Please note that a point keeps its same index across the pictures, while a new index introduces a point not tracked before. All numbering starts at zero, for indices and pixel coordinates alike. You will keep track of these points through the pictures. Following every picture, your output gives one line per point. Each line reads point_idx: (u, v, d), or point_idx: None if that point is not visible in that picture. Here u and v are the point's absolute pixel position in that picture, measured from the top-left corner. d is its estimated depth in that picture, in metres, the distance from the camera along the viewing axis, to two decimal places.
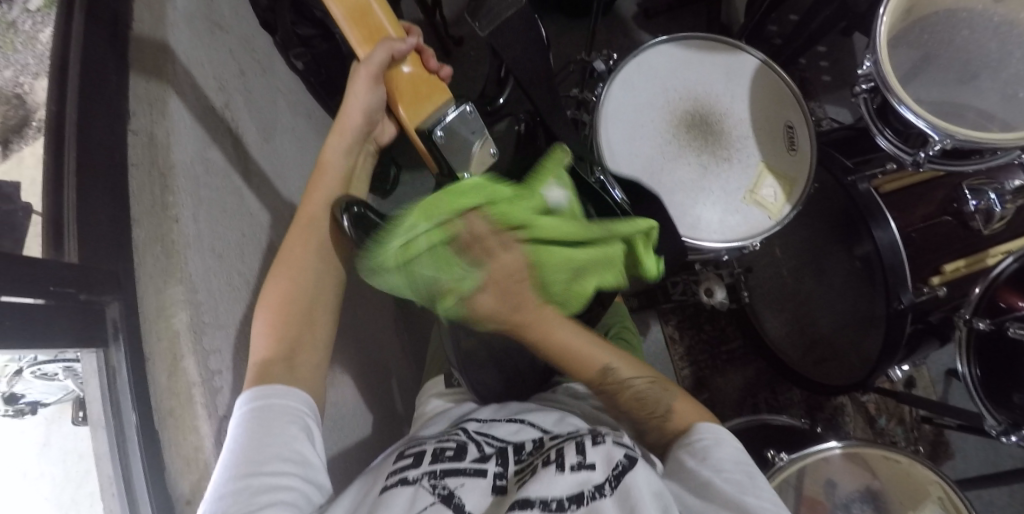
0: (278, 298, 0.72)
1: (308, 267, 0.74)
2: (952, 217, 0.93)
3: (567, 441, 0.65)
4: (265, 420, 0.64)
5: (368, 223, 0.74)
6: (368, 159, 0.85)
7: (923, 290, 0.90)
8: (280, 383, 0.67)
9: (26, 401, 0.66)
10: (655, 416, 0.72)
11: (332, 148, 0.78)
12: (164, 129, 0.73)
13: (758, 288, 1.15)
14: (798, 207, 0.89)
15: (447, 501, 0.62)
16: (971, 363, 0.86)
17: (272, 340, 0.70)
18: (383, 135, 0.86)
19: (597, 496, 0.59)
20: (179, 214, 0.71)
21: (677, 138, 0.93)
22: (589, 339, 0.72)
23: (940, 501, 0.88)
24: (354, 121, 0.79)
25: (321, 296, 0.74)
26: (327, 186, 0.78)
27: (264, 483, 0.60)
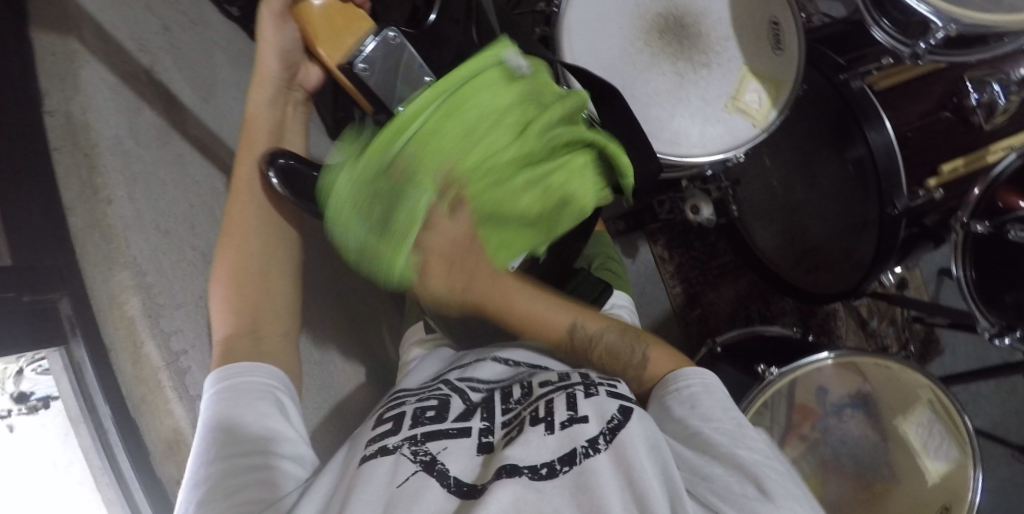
0: (234, 275, 0.67)
1: (256, 242, 0.69)
2: (952, 113, 0.87)
3: (557, 394, 0.61)
4: (228, 403, 0.60)
5: (297, 174, 0.68)
6: (299, 110, 0.76)
7: (918, 194, 0.86)
8: (244, 362, 0.63)
9: (37, 397, 0.63)
10: (632, 364, 0.69)
11: (256, 104, 0.72)
12: (80, 104, 0.66)
13: (747, 201, 1.09)
14: (783, 112, 0.84)
15: (430, 468, 0.55)
16: (966, 266, 0.85)
17: (233, 317, 0.66)
18: (308, 79, 0.76)
19: (591, 453, 0.54)
20: (112, 196, 0.66)
21: (649, 46, 0.85)
22: (551, 301, 0.71)
23: (930, 403, 0.89)
24: (271, 71, 0.71)
25: (273, 270, 0.70)
26: (257, 142, 0.71)
27: (234, 468, 0.56)
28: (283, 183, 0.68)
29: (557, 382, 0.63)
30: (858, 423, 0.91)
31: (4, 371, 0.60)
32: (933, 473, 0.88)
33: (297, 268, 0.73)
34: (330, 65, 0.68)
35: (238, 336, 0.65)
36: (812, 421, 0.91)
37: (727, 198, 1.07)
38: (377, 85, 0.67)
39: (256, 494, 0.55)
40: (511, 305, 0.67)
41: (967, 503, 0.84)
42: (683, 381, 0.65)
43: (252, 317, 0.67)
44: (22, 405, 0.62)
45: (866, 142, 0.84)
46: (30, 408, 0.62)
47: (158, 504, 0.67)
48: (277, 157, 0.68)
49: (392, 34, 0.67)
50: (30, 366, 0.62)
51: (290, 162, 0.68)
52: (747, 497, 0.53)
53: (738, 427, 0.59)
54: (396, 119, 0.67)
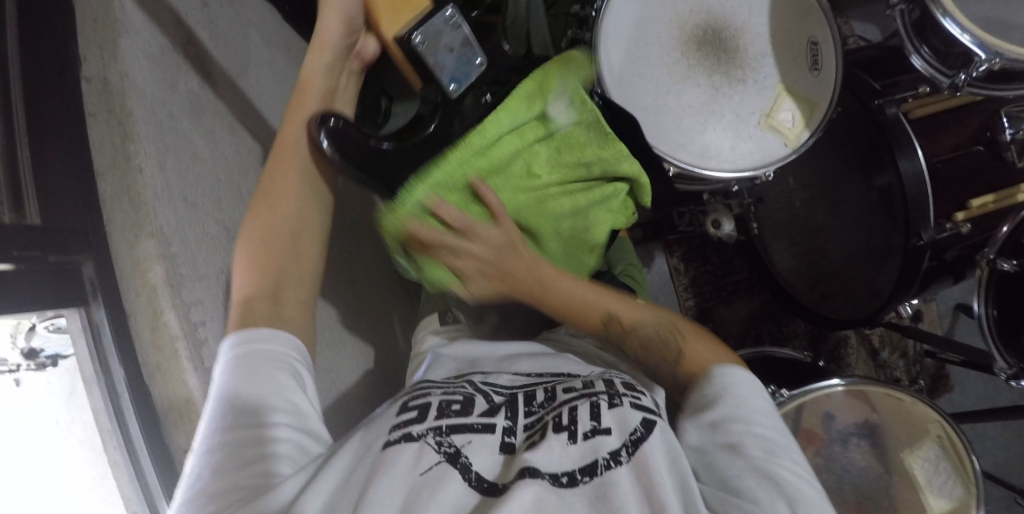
0: (256, 241, 0.67)
1: (289, 209, 0.68)
2: (984, 148, 0.86)
3: (582, 400, 0.59)
4: (245, 370, 0.60)
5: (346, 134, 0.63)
6: (351, 81, 0.74)
7: (945, 225, 0.84)
8: (266, 327, 0.63)
9: (46, 354, 0.66)
10: (667, 354, 0.68)
11: (311, 67, 0.69)
12: (118, 71, 0.66)
13: (768, 219, 1.09)
14: (816, 133, 0.83)
15: (454, 460, 0.56)
16: (987, 304, 0.83)
17: (254, 275, 0.66)
18: (366, 50, 0.71)
19: (612, 466, 0.53)
20: (142, 164, 0.67)
21: (686, 57, 0.85)
22: (585, 288, 0.71)
23: (938, 439, 0.88)
24: (331, 38, 0.69)
25: (304, 233, 0.69)
26: (305, 106, 0.69)
27: (248, 438, 0.56)
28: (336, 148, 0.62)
29: (582, 389, 0.62)
30: (862, 453, 0.90)
31: (17, 325, 0.63)
32: (936, 511, 0.86)
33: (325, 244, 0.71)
34: (384, 36, 0.65)
35: (258, 302, 0.65)
36: (817, 447, 0.90)
37: (748, 215, 1.08)
38: (432, 62, 0.61)
39: (270, 469, 0.55)
40: (544, 295, 0.69)
41: None
42: (726, 379, 0.62)
43: (272, 283, 0.66)
44: (32, 361, 0.66)
45: (896, 170, 0.83)
46: (38, 365, 0.66)
47: (164, 472, 0.68)
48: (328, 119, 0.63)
49: (449, 11, 0.60)
50: (42, 324, 0.64)
51: (339, 123, 0.62)
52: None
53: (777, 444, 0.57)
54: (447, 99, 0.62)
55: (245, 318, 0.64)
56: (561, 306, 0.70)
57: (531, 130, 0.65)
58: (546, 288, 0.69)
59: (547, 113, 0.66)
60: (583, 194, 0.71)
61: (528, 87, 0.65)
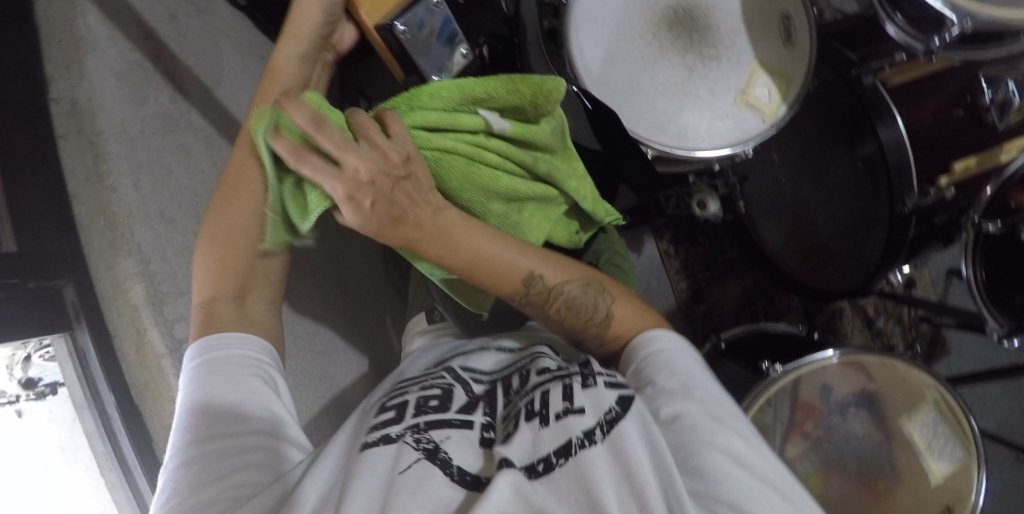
0: (222, 247, 0.66)
1: (249, 205, 0.65)
2: (965, 110, 0.86)
3: (554, 384, 0.60)
4: (214, 377, 0.61)
5: None
6: (324, 71, 0.71)
7: (928, 193, 0.84)
8: (235, 332, 0.65)
9: (45, 383, 0.64)
10: (594, 321, 0.67)
11: (285, 57, 0.66)
12: (86, 90, 0.66)
13: (754, 196, 1.09)
14: (793, 107, 0.82)
15: (432, 456, 0.55)
16: (976, 267, 0.83)
17: (219, 281, 0.66)
18: (342, 41, 0.71)
19: (586, 445, 0.52)
20: (117, 183, 0.66)
21: (660, 39, 0.85)
22: (512, 245, 0.64)
23: (935, 403, 0.88)
24: (309, 26, 0.67)
25: (269, 235, 0.67)
26: (276, 95, 0.66)
27: (220, 446, 0.58)
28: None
29: (555, 371, 0.63)
30: (861, 422, 0.90)
31: (12, 356, 0.61)
32: (936, 474, 0.87)
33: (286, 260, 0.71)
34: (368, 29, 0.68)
35: (226, 320, 0.66)
36: (815, 418, 0.91)
37: (734, 194, 1.07)
38: (414, 49, 0.69)
39: (248, 476, 0.56)
40: (449, 244, 0.61)
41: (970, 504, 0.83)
42: (656, 344, 0.64)
43: (238, 282, 0.66)
44: (30, 391, 0.63)
45: (876, 139, 0.83)
46: (37, 394, 0.63)
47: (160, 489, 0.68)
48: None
49: (435, 1, 0.68)
50: (37, 352, 0.63)
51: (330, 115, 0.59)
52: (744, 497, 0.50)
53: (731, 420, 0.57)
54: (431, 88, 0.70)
55: (223, 327, 0.65)
56: (476, 265, 0.62)
57: (472, 120, 0.60)
58: (451, 240, 0.61)
59: (486, 120, 0.60)
60: (520, 192, 0.65)
61: (503, 84, 0.60)
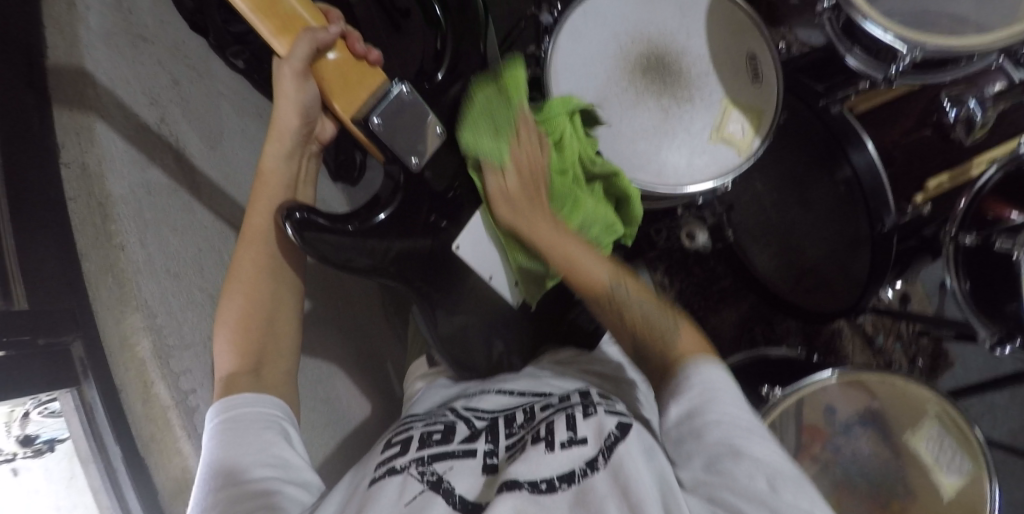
0: (240, 325, 0.69)
1: (265, 294, 0.71)
2: (932, 130, 0.91)
3: (557, 414, 0.61)
4: (234, 432, 0.62)
5: (317, 227, 0.70)
6: (312, 159, 0.80)
7: (906, 210, 0.90)
8: (250, 392, 0.65)
9: (43, 440, 0.63)
10: (659, 341, 0.65)
11: (271, 156, 0.73)
12: (96, 156, 0.71)
13: (743, 225, 1.11)
14: (766, 140, 0.87)
15: (437, 487, 0.57)
16: (959, 277, 0.85)
17: (236, 358, 0.67)
18: (324, 132, 0.80)
19: (589, 473, 0.54)
20: (124, 241, 0.70)
21: (634, 85, 0.89)
22: (593, 255, 0.71)
23: (937, 416, 0.88)
24: (288, 129, 0.73)
25: (279, 318, 0.71)
26: (271, 195, 0.73)
27: (236, 494, 0.57)
28: (314, 252, 0.70)
29: (556, 405, 0.65)
30: (867, 441, 0.90)
31: (11, 412, 0.60)
32: (947, 488, 0.86)
33: (297, 307, 0.74)
34: (347, 120, 0.73)
35: (240, 367, 0.67)
36: (822, 442, 0.90)
37: (723, 223, 1.08)
38: (392, 138, 0.73)
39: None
40: (537, 201, 0.75)
41: None
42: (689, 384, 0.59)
43: (256, 356, 0.68)
44: (27, 448, 0.62)
45: (851, 164, 0.87)
46: (36, 451, 0.62)
47: None
48: (294, 211, 0.70)
49: (404, 89, 0.72)
50: (37, 408, 0.63)
51: (307, 215, 0.70)
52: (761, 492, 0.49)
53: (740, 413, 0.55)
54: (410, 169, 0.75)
55: (240, 389, 0.65)
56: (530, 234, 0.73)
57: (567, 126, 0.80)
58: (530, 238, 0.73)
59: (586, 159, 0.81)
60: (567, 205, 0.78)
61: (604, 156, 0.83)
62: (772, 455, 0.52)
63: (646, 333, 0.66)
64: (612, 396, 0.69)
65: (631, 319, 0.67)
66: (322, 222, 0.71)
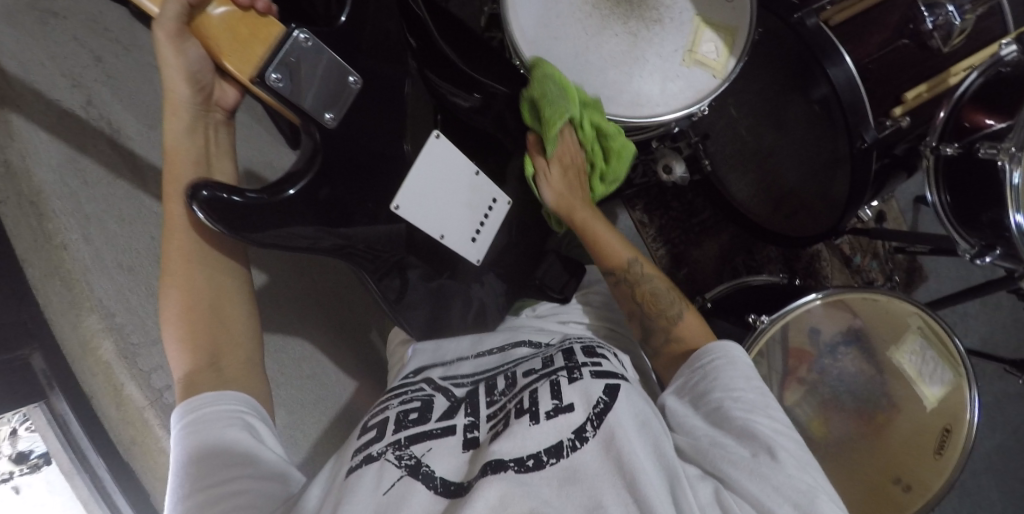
0: (182, 317, 0.64)
1: (199, 278, 0.65)
2: (909, 39, 0.87)
3: (541, 383, 0.61)
4: (201, 435, 0.59)
5: (228, 207, 0.63)
6: (223, 132, 0.72)
7: (885, 124, 0.86)
8: (211, 390, 0.61)
9: (37, 454, 0.62)
10: (666, 316, 0.74)
11: (173, 134, 0.67)
12: (18, 151, 0.63)
13: (719, 154, 1.09)
14: (741, 59, 0.82)
15: (415, 472, 0.56)
16: (941, 190, 0.85)
17: (192, 353, 0.63)
18: (225, 98, 0.71)
19: (577, 447, 0.55)
20: (66, 241, 0.64)
21: (599, 10, 0.83)
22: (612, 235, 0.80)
23: (920, 330, 0.91)
24: (181, 98, 0.67)
25: (225, 291, 0.67)
26: (181, 178, 0.66)
27: (208, 500, 0.56)
28: (230, 231, 0.63)
29: (541, 370, 0.64)
30: (852, 360, 0.91)
31: None
32: (931, 398, 0.89)
33: (247, 290, 0.69)
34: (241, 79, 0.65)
35: (199, 373, 0.63)
36: (808, 363, 0.91)
37: (699, 153, 1.08)
38: (302, 95, 0.66)
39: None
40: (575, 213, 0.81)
41: (967, 423, 0.87)
42: (706, 356, 0.66)
43: (208, 352, 0.64)
44: (23, 465, 0.62)
45: (828, 80, 0.84)
46: (32, 467, 0.62)
47: None
48: (200, 189, 0.62)
49: (302, 36, 0.65)
50: (22, 425, 0.62)
51: (216, 192, 0.62)
52: (759, 468, 0.55)
53: (755, 397, 0.61)
54: (325, 126, 0.67)
55: (206, 385, 0.62)
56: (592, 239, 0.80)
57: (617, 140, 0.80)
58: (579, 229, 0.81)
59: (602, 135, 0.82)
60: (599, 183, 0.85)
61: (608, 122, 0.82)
62: (781, 435, 0.58)
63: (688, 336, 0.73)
64: (596, 345, 0.69)
65: (670, 333, 0.73)
66: (237, 201, 0.63)
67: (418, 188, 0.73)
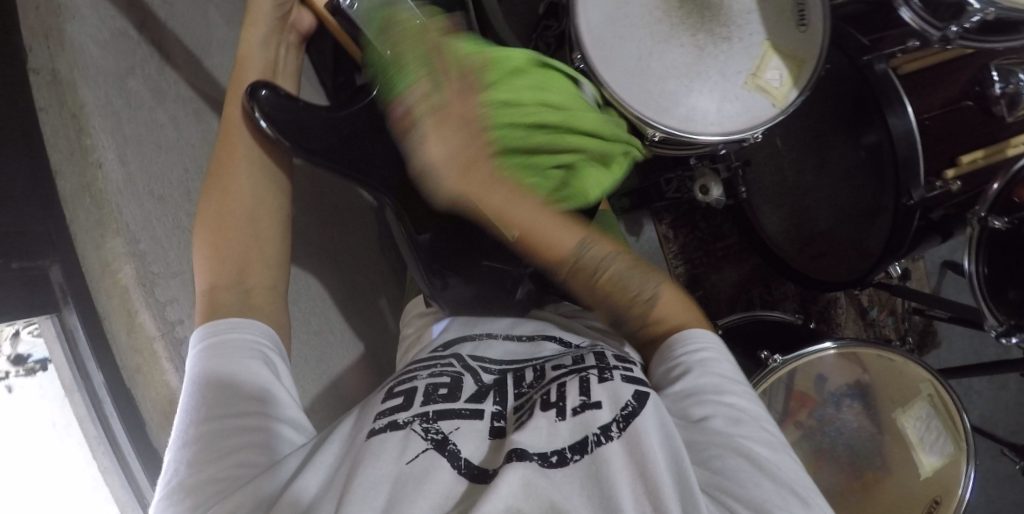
0: (214, 227, 0.66)
1: (244, 188, 0.69)
2: (975, 102, 0.84)
3: (571, 377, 0.61)
4: (218, 362, 0.59)
5: (283, 108, 0.71)
6: (291, 52, 0.79)
7: (935, 184, 0.84)
8: (231, 317, 0.62)
9: (35, 359, 0.62)
10: (637, 302, 0.69)
11: (247, 42, 0.74)
12: (68, 61, 0.63)
13: (757, 182, 1.07)
14: (804, 93, 0.80)
15: (442, 447, 0.56)
16: (979, 261, 0.83)
17: (216, 271, 0.65)
18: (301, 22, 0.78)
19: (603, 442, 0.55)
20: (101, 159, 0.64)
21: (669, 17, 0.81)
22: (548, 214, 0.64)
23: (929, 398, 0.89)
24: (263, 12, 0.74)
25: (261, 216, 0.69)
26: (246, 80, 0.73)
27: (219, 427, 0.56)
28: (273, 127, 0.70)
29: (571, 365, 0.64)
30: (854, 414, 0.90)
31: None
32: (927, 467, 0.88)
33: (285, 212, 0.72)
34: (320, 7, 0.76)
35: (220, 287, 0.64)
36: (809, 409, 0.90)
37: (735, 179, 1.06)
38: (364, 20, 0.73)
39: (248, 457, 0.55)
40: (537, 233, 0.63)
41: (958, 499, 0.86)
42: (694, 342, 0.66)
43: (235, 265, 0.65)
44: (21, 367, 0.61)
45: (886, 128, 0.82)
46: (28, 371, 0.62)
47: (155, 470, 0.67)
48: (259, 89, 0.70)
49: None
50: (26, 328, 0.62)
51: (275, 96, 0.71)
52: (765, 495, 0.52)
53: (748, 406, 0.60)
54: (382, 58, 0.71)
55: (226, 312, 0.63)
56: (541, 245, 0.64)
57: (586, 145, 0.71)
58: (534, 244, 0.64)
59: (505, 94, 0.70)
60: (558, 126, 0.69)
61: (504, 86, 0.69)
62: (765, 438, 0.58)
63: (667, 311, 0.70)
64: (622, 351, 0.71)
65: (647, 315, 0.70)
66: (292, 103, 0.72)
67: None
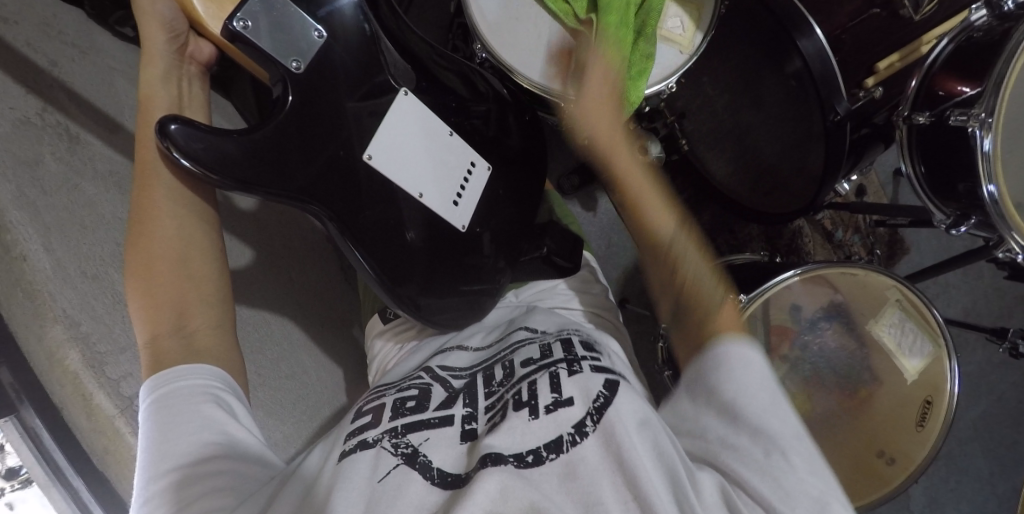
0: (143, 276, 0.64)
1: (168, 231, 0.67)
2: (881, 9, 0.84)
3: (540, 373, 0.61)
4: (169, 412, 0.58)
5: (199, 135, 0.64)
6: (195, 82, 0.74)
7: (857, 95, 0.86)
8: (187, 363, 0.61)
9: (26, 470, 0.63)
10: (704, 298, 0.62)
11: (148, 79, 0.69)
12: None
13: (696, 132, 1.06)
14: (708, 34, 0.81)
15: (412, 461, 0.56)
16: (914, 161, 0.84)
17: (164, 328, 0.63)
18: (201, 53, 0.75)
19: (578, 441, 0.55)
20: (25, 251, 0.64)
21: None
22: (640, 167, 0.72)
23: (898, 303, 0.90)
24: (157, 42, 0.70)
25: (191, 254, 0.67)
26: (153, 119, 0.68)
27: (180, 479, 0.55)
28: (198, 163, 0.64)
29: (539, 360, 0.64)
30: (833, 335, 0.90)
31: None
32: (912, 371, 0.89)
33: (218, 252, 0.70)
34: (216, 35, 0.71)
35: (164, 336, 0.63)
36: (790, 340, 0.89)
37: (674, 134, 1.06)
38: (267, 39, 0.69)
39: (214, 502, 0.55)
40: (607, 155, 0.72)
41: (948, 393, 0.88)
42: (717, 343, 0.59)
43: (174, 311, 0.64)
44: (14, 481, 0.62)
45: (799, 52, 0.83)
46: (23, 482, 0.62)
47: None
48: (168, 125, 0.63)
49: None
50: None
51: (185, 127, 0.63)
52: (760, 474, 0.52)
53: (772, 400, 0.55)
54: (292, 74, 0.70)
55: (171, 360, 0.61)
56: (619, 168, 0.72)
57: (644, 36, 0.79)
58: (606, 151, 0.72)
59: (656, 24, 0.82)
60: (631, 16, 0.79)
61: None
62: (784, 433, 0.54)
63: (720, 318, 0.61)
64: (592, 340, 0.70)
65: (713, 312, 0.61)
66: (202, 128, 0.64)
67: (388, 146, 0.75)
